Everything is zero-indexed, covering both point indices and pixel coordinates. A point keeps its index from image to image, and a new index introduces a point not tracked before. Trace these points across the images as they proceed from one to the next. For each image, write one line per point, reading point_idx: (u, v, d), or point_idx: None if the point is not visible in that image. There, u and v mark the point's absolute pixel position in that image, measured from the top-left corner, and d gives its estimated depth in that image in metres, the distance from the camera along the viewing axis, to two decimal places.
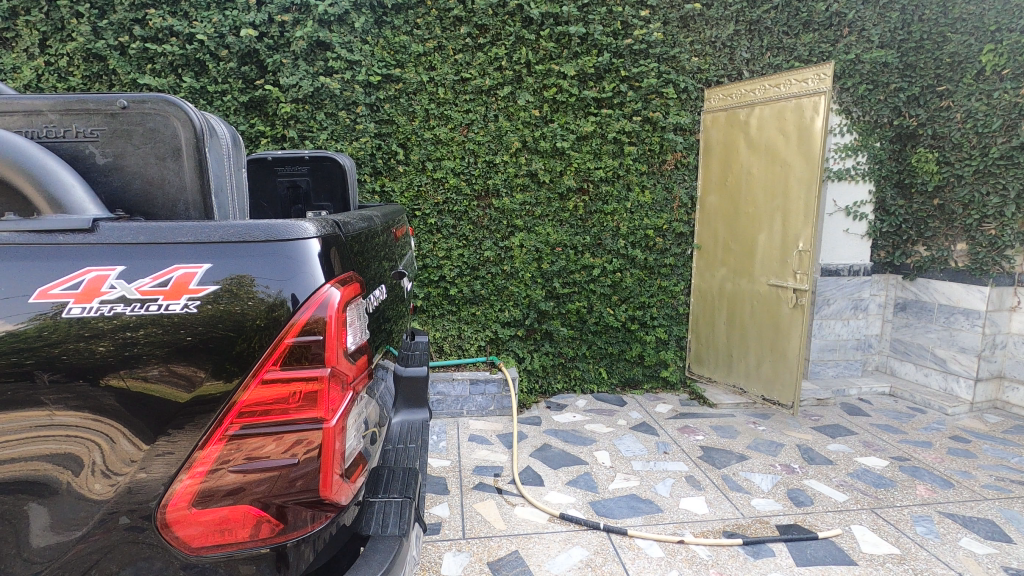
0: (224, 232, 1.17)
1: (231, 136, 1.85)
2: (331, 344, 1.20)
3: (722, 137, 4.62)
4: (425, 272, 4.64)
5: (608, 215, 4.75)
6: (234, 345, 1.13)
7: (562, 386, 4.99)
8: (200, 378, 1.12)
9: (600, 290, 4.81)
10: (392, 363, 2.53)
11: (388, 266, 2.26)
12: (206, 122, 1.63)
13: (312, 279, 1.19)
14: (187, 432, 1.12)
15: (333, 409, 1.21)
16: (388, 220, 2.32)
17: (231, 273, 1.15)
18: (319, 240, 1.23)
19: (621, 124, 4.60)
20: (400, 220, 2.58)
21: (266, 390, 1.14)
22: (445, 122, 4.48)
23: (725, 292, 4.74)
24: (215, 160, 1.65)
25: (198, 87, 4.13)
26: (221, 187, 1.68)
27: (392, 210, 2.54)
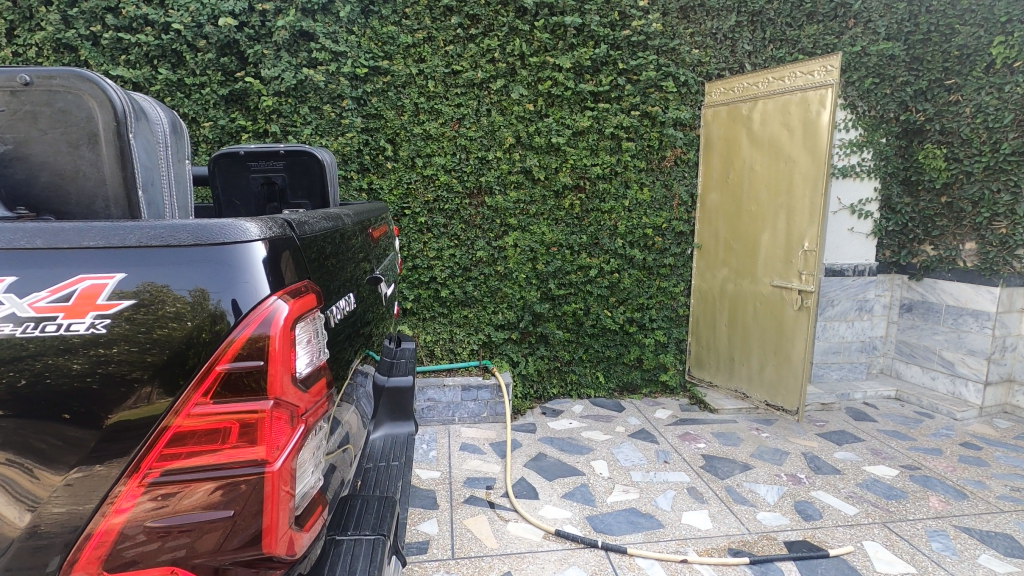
0: (142, 234, 0.99)
1: (170, 120, 1.67)
2: (286, 361, 1.03)
3: (723, 133, 4.45)
4: (415, 273, 4.46)
5: (605, 214, 4.58)
6: (185, 360, 0.95)
7: (558, 391, 4.81)
8: (142, 398, 0.94)
9: (597, 291, 4.64)
10: (372, 366, 2.34)
11: (363, 271, 2.08)
12: (130, 105, 1.44)
13: (255, 288, 1.00)
14: (112, 463, 0.94)
15: (287, 439, 1.04)
16: (362, 221, 2.14)
17: (148, 283, 0.96)
18: (265, 243, 1.04)
19: (619, 119, 4.43)
20: (378, 219, 2.41)
21: (193, 423, 0.96)
22: (435, 116, 4.30)
23: (726, 294, 4.57)
24: (141, 147, 1.46)
25: (175, 79, 3.93)
26: (150, 181, 1.50)
27: (370, 210, 2.36)
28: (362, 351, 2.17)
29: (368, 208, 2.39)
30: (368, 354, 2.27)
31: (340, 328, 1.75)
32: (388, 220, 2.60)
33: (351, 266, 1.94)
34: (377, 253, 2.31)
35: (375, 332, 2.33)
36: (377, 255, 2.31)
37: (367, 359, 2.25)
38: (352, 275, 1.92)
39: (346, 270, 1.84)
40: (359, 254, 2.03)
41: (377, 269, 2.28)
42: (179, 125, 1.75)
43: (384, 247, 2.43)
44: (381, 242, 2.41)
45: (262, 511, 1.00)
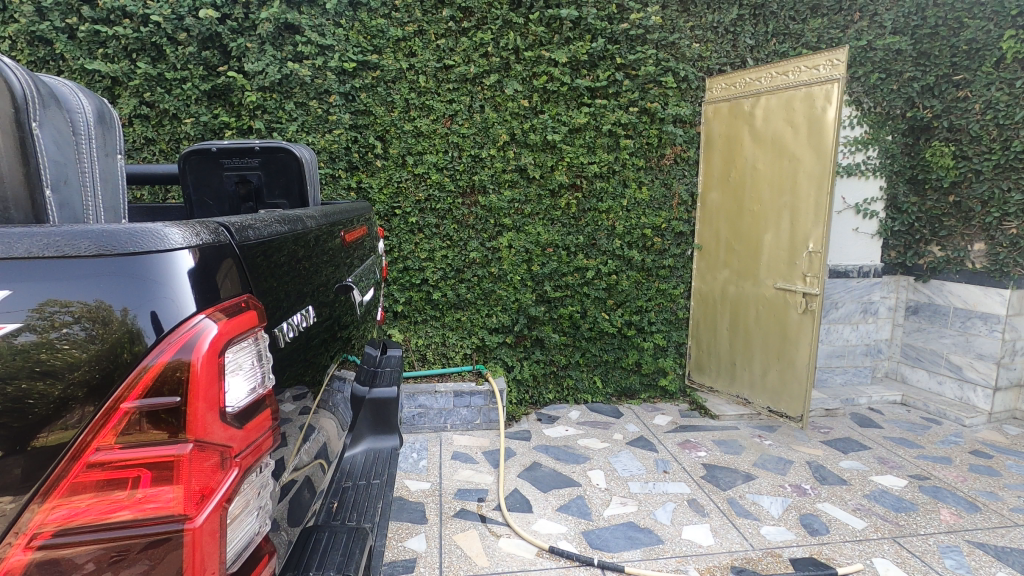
0: (38, 243, 0.84)
1: (98, 106, 1.48)
2: (214, 389, 0.89)
3: (725, 130, 4.30)
4: (407, 275, 4.31)
5: (603, 214, 4.43)
6: (113, 385, 0.82)
7: (554, 396, 4.67)
8: (55, 427, 0.79)
9: (594, 294, 4.50)
10: (351, 371, 2.20)
11: (336, 277, 1.93)
12: (36, 89, 1.23)
13: (179, 305, 0.86)
14: (9, 497, 0.78)
15: (218, 479, 0.89)
16: (331, 224, 1.98)
17: (46, 301, 0.82)
18: (193, 253, 0.90)
19: (616, 116, 4.29)
20: (352, 222, 2.27)
21: (93, 472, 0.81)
22: (426, 112, 4.15)
23: (728, 296, 4.43)
24: (50, 139, 1.25)
25: (155, 73, 3.78)
26: (65, 179, 1.28)
27: (342, 213, 2.20)
28: (340, 356, 2.02)
29: (337, 211, 2.22)
30: (347, 357, 2.13)
31: (305, 340, 1.60)
32: (364, 223, 2.45)
33: (318, 273, 1.78)
34: (350, 258, 2.15)
35: (353, 335, 2.19)
36: (351, 260, 2.16)
37: (345, 363, 2.11)
38: (319, 282, 1.77)
39: (309, 279, 1.69)
40: (326, 261, 1.87)
41: (351, 276, 2.12)
42: (108, 112, 1.51)
43: (359, 252, 2.27)
44: (356, 246, 2.26)
45: (182, 574, 0.84)
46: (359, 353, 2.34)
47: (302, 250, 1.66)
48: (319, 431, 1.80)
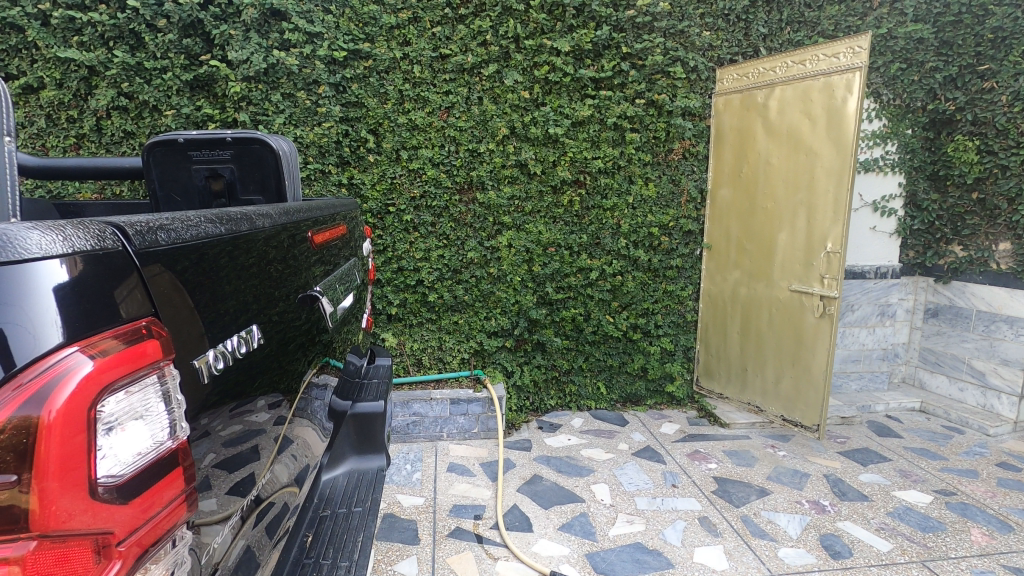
0: None
1: None
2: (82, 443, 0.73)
3: (736, 123, 4.07)
4: (401, 275, 4.11)
5: (607, 212, 4.22)
6: None
7: (556, 403, 4.46)
8: None
9: (598, 295, 4.29)
10: (333, 377, 2.03)
11: (307, 282, 1.71)
12: None
13: (38, 330, 0.70)
14: None
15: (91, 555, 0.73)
16: (299, 223, 1.73)
17: None
18: (67, 262, 0.76)
19: (622, 108, 4.07)
20: (329, 220, 2.06)
21: None
22: (422, 104, 3.93)
23: (738, 298, 4.20)
24: None
25: (133, 62, 3.57)
26: None
27: (311, 211, 1.94)
28: (321, 360, 1.85)
29: (307, 208, 1.98)
30: (328, 361, 1.95)
31: (273, 349, 1.43)
32: (342, 221, 2.23)
33: (286, 276, 1.54)
34: (325, 261, 1.93)
35: (334, 338, 2.00)
36: (326, 263, 1.94)
37: (326, 367, 1.93)
38: (287, 284, 1.54)
39: (278, 282, 1.48)
40: (293, 265, 1.62)
41: (325, 280, 1.88)
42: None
43: (333, 253, 2.04)
44: (333, 247, 2.04)
45: None
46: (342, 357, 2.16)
47: (265, 251, 1.45)
48: (293, 446, 1.62)
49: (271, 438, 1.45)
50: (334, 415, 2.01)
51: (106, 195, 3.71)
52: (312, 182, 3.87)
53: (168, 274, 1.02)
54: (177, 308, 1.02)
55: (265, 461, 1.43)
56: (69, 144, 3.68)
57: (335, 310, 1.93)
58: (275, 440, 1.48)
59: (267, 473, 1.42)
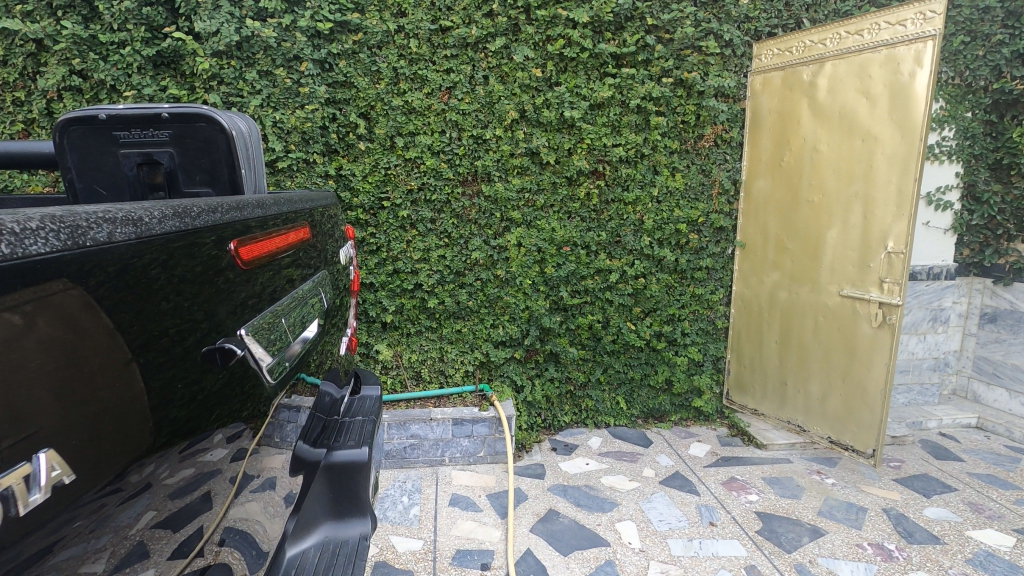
0: None
1: None
2: None
3: (778, 105, 3.58)
4: (397, 279, 3.65)
5: (629, 206, 3.75)
6: None
7: (570, 420, 4.00)
8: None
9: (618, 300, 3.83)
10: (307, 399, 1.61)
11: (254, 304, 1.27)
12: None
13: None
14: None
15: None
16: (239, 226, 1.26)
17: None
18: None
19: (648, 88, 3.58)
20: (290, 219, 1.59)
21: None
22: (419, 84, 3.46)
23: (777, 303, 3.72)
24: None
25: (86, 35, 3.09)
26: None
27: (253, 209, 1.38)
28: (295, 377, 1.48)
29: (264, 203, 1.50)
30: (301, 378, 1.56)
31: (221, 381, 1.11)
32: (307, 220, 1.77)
33: (210, 301, 1.09)
34: (286, 272, 1.48)
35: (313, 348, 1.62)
36: (288, 277, 1.49)
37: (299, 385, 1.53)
38: (212, 310, 1.09)
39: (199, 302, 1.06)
40: (228, 283, 1.17)
41: (285, 301, 1.42)
42: None
43: (298, 261, 1.58)
44: (297, 255, 1.57)
45: None
46: (319, 376, 1.75)
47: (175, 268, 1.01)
48: (249, 503, 1.20)
49: (229, 480, 1.13)
50: (303, 455, 1.57)
51: (59, 189, 3.25)
52: (295, 173, 3.41)
53: (76, 290, 0.80)
54: (89, 331, 0.81)
55: (221, 509, 1.10)
56: (16, 130, 3.22)
57: (307, 328, 1.52)
58: (235, 479, 1.15)
59: (222, 529, 1.08)
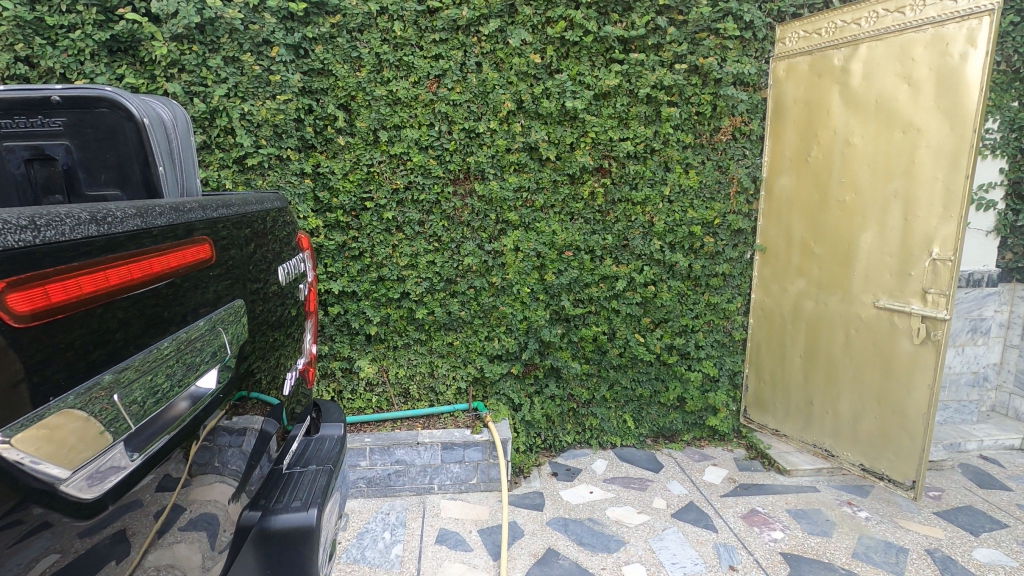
0: None
1: None
2: None
3: (804, 93, 3.22)
4: (382, 287, 3.32)
5: (637, 206, 3.40)
6: None
7: (573, 440, 3.66)
8: None
9: (625, 310, 3.50)
10: (258, 418, 1.47)
11: (135, 336, 1.02)
12: None
13: None
14: None
15: None
16: (126, 237, 1.03)
17: None
18: None
19: (659, 76, 3.23)
20: (183, 240, 1.20)
21: None
22: (405, 72, 3.12)
23: (802, 314, 3.36)
24: None
25: (31, 17, 2.77)
26: None
27: (69, 226, 0.90)
28: (235, 395, 1.36)
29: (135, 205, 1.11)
30: (247, 394, 1.43)
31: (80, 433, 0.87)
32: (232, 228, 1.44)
33: (53, 338, 0.86)
34: (198, 291, 1.24)
35: (254, 362, 1.47)
36: (200, 297, 1.24)
37: (245, 401, 1.41)
38: (66, 346, 0.87)
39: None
40: (78, 316, 0.92)
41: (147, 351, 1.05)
42: None
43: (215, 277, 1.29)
44: (222, 271, 1.35)
45: None
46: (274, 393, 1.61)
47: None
48: (162, 560, 1.06)
49: (154, 510, 1.04)
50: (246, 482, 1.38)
51: None
52: (268, 171, 3.08)
53: None
54: None
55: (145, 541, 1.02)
56: None
57: (197, 382, 1.19)
58: (162, 514, 1.06)
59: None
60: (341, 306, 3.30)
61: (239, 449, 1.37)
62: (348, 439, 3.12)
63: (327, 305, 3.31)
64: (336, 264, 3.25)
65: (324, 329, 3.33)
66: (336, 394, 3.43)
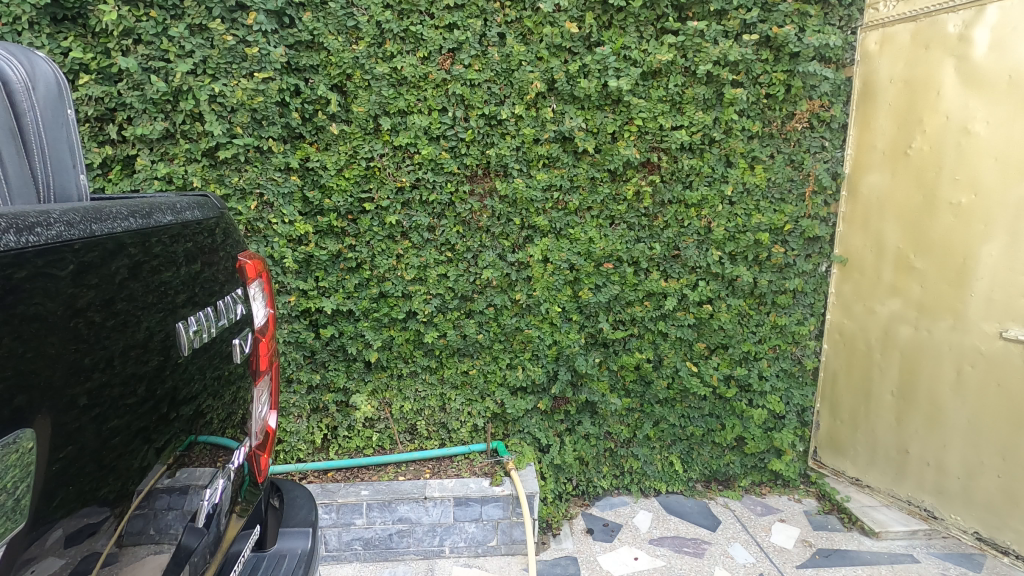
0: None
1: None
2: None
3: (905, 71, 2.62)
4: (384, 305, 2.77)
5: (691, 209, 2.81)
6: None
7: (610, 486, 3.08)
8: None
9: (674, 333, 2.92)
10: (206, 471, 1.17)
11: None
12: None
13: None
14: None
15: None
16: None
17: None
18: None
19: (724, 49, 2.62)
20: None
21: None
22: (413, 46, 2.57)
23: (896, 340, 2.75)
24: None
25: None
26: None
27: None
28: (180, 444, 1.09)
29: None
30: (196, 439, 1.14)
31: None
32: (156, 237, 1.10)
33: None
34: (79, 353, 0.85)
35: (206, 401, 1.16)
36: (88, 356, 0.87)
37: (191, 449, 1.12)
38: None
39: None
40: None
41: None
42: None
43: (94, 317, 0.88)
44: (148, 304, 1.01)
45: None
46: (235, 438, 1.28)
47: None
48: None
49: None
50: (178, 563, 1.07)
51: None
52: (245, 166, 2.53)
53: None
54: None
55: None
56: None
57: None
58: None
59: None
60: (335, 328, 2.76)
61: (178, 510, 1.08)
62: (342, 491, 2.58)
63: (318, 326, 2.77)
64: (330, 277, 2.71)
65: (315, 355, 2.79)
66: (330, 431, 2.88)
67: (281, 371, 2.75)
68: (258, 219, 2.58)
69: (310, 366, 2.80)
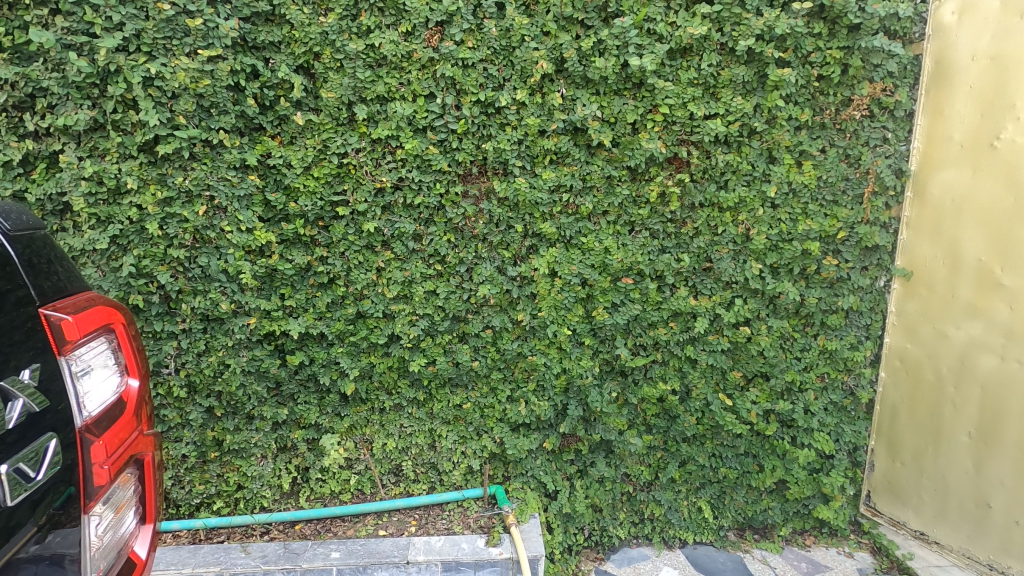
0: None
1: None
2: None
3: (990, 46, 2.16)
4: (362, 327, 2.35)
5: (725, 213, 2.37)
6: None
7: (628, 536, 2.63)
8: None
9: (705, 360, 2.47)
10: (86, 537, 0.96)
11: None
12: None
13: None
14: None
15: None
16: None
17: None
18: None
19: (770, 20, 2.16)
20: None
21: None
22: (393, 19, 2.14)
23: (976, 370, 2.27)
24: None
25: None
26: None
27: None
28: (58, 500, 0.90)
29: None
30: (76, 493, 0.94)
31: None
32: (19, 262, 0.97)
33: None
34: None
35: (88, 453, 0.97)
36: None
37: (71, 506, 0.92)
38: None
39: None
40: None
41: None
42: None
43: None
44: (15, 340, 0.89)
45: None
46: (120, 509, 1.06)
47: None
48: None
49: None
50: None
51: None
52: (191, 163, 2.11)
53: None
54: None
55: None
56: None
57: None
58: None
59: None
60: (304, 354, 2.34)
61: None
62: (307, 554, 2.16)
63: (285, 353, 2.35)
64: (297, 295, 2.28)
65: (282, 387, 2.37)
66: (301, 473, 2.46)
67: (240, 407, 2.32)
68: (207, 227, 2.15)
69: (276, 400, 2.38)
